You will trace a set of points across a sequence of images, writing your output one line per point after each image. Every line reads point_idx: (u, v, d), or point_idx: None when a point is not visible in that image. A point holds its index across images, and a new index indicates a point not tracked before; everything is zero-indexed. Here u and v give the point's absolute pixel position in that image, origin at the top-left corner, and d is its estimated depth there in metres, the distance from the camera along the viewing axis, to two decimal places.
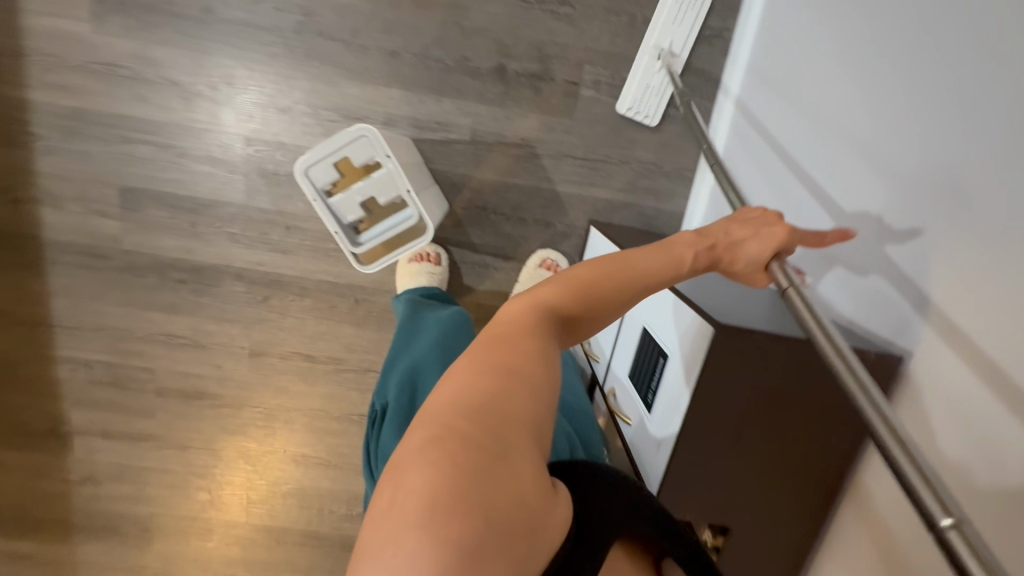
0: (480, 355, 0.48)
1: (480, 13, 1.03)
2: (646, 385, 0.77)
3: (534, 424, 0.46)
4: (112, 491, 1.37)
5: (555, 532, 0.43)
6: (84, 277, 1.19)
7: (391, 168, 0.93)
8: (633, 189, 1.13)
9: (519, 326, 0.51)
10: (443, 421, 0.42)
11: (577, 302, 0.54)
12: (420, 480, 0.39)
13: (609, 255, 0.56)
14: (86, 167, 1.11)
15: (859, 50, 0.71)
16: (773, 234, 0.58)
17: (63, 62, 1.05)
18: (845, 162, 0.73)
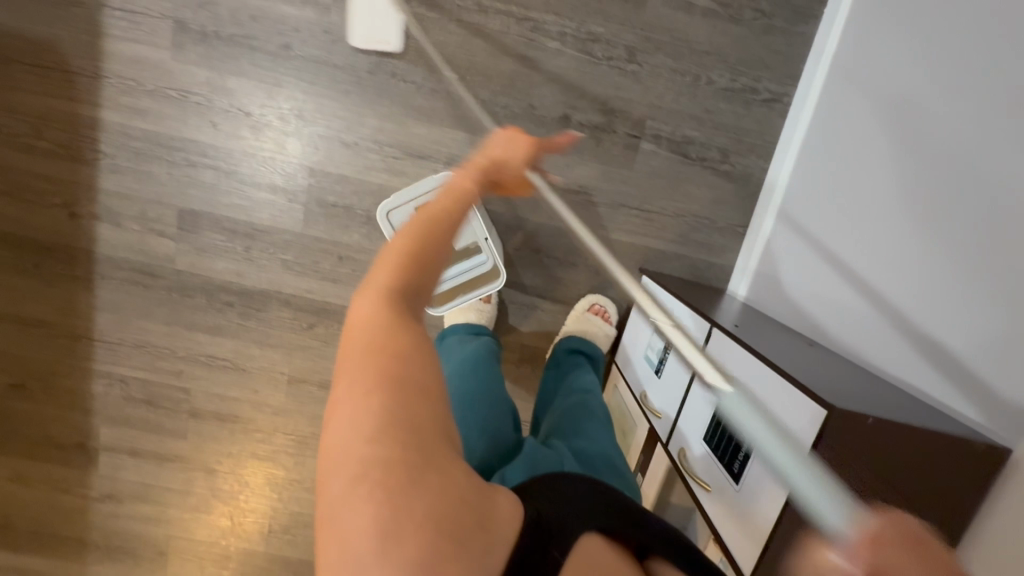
0: (357, 367, 0.41)
1: (549, 65, 1.06)
2: (732, 455, 0.76)
3: (442, 420, 0.41)
4: (133, 510, 1.35)
5: (508, 529, 0.43)
6: (132, 294, 1.19)
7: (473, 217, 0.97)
8: (685, 241, 1.15)
9: (381, 320, 0.44)
10: (355, 456, 0.38)
11: (417, 276, 0.48)
12: (357, 524, 0.36)
13: (413, 222, 0.51)
14: (148, 187, 1.13)
15: (896, 123, 0.80)
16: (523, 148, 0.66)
17: (140, 86, 1.08)
18: (896, 228, 0.78)
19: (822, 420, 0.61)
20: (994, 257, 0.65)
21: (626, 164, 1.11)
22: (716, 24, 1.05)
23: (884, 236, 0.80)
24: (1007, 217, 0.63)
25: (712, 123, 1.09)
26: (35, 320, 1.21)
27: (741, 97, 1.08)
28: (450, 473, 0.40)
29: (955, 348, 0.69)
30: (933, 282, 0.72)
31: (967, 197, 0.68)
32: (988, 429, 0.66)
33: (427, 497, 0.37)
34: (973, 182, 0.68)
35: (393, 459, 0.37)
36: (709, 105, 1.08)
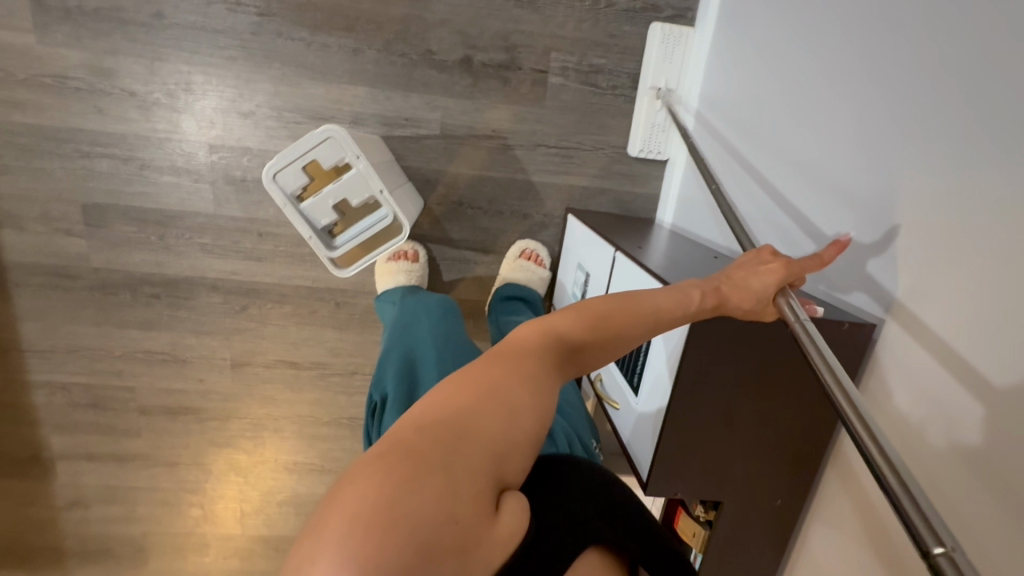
0: (462, 374, 0.48)
1: (442, 5, 1.02)
2: (632, 369, 0.78)
3: (490, 443, 0.43)
4: (103, 513, 1.35)
5: (495, 556, 0.40)
6: (52, 298, 1.15)
7: (362, 169, 0.90)
8: (608, 175, 1.13)
9: (522, 349, 0.51)
10: (396, 432, 0.42)
11: (586, 333, 0.53)
12: (352, 494, 0.37)
13: (624, 291, 0.56)
14: (45, 185, 1.08)
15: (808, 67, 0.74)
16: (773, 270, 0.58)
17: (10, 77, 1.01)
18: (802, 179, 0.75)
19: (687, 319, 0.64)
20: (869, 165, 0.64)
21: (537, 101, 1.08)
22: None
23: (788, 172, 0.78)
24: (881, 90, 0.62)
25: (619, 47, 1.05)
26: None
27: (644, 17, 1.04)
28: (464, 482, 0.40)
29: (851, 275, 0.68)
30: (822, 175, 0.71)
31: (869, 136, 0.64)
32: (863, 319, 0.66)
33: (424, 490, 0.38)
34: (873, 137, 0.63)
35: (416, 448, 0.40)
36: (613, 28, 1.04)
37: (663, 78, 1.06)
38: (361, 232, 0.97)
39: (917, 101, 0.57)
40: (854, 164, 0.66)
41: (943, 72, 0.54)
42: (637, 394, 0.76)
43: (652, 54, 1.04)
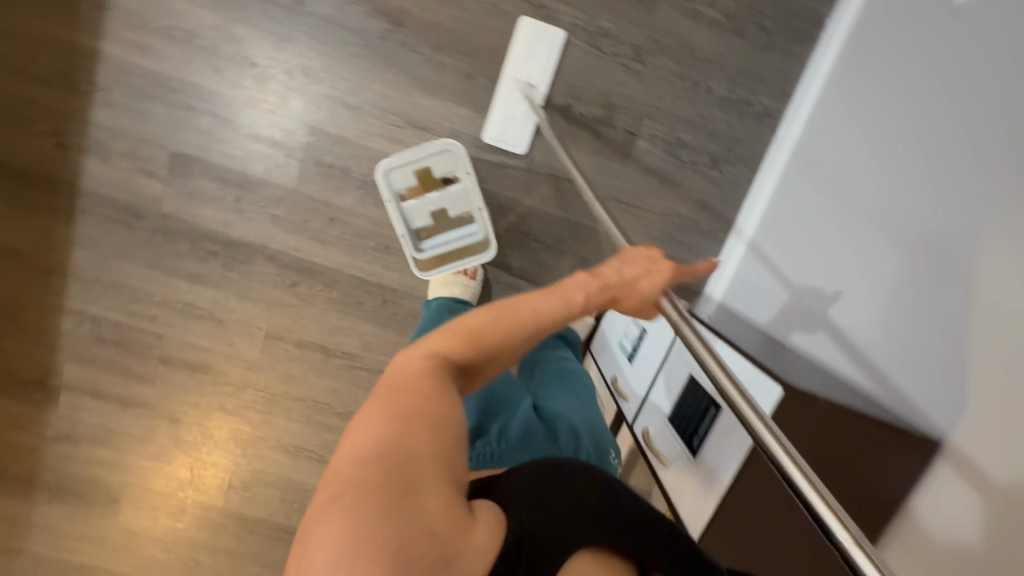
0: (377, 406, 0.51)
1: (557, 54, 1.09)
2: (692, 429, 0.85)
3: (428, 460, 0.49)
4: (89, 453, 1.33)
5: (476, 561, 0.47)
6: (113, 232, 1.17)
7: (468, 185, 1.02)
8: (668, 241, 1.19)
9: (416, 371, 0.54)
10: (348, 478, 0.46)
11: (469, 348, 0.58)
12: (326, 543, 0.43)
13: (496, 302, 0.61)
14: (143, 125, 1.12)
15: (892, 151, 0.82)
16: (661, 272, 0.71)
17: (146, 22, 1.07)
18: (877, 246, 0.81)
19: (779, 394, 0.76)
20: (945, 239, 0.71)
21: (620, 160, 1.15)
22: (721, 35, 1.09)
23: (864, 241, 0.84)
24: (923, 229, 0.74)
25: (706, 128, 1.14)
26: (5, 247, 1.18)
27: (735, 108, 1.13)
28: (422, 504, 0.46)
29: (910, 340, 0.73)
30: (867, 290, 0.82)
31: (945, 214, 0.71)
32: (924, 385, 0.70)
33: (392, 520, 0.44)
34: (950, 215, 0.71)
35: (373, 485, 0.45)
36: (703, 111, 1.13)
37: (525, 73, 1.08)
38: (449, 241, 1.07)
39: (996, 190, 0.65)
40: (908, 258, 0.75)
41: (996, 177, 0.65)
42: (698, 455, 0.83)
43: (517, 45, 1.07)
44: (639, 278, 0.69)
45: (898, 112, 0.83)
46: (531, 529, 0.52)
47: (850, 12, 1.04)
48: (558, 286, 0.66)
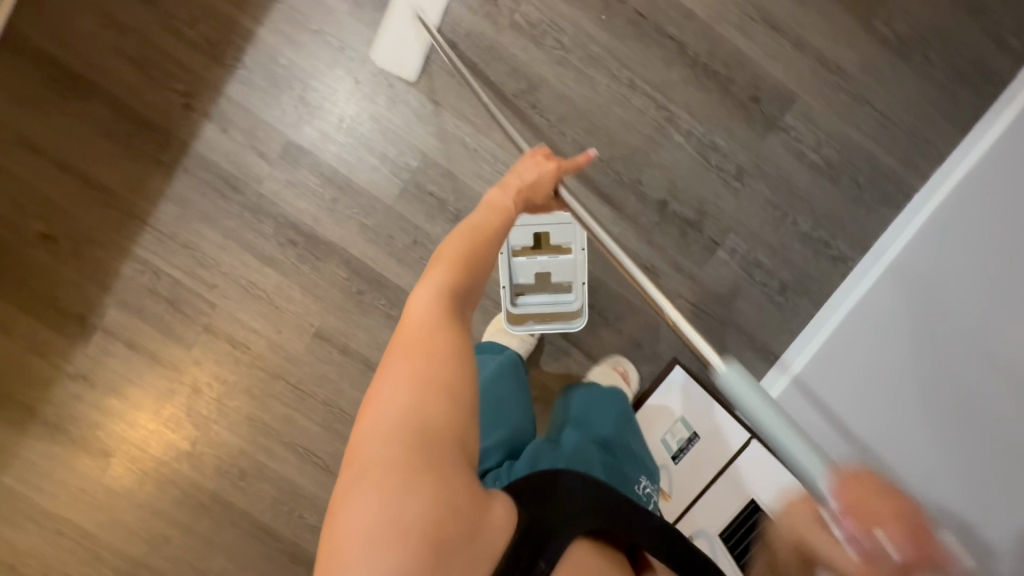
0: (396, 377, 0.58)
1: (669, 153, 1.17)
2: (743, 546, 1.13)
3: (445, 431, 0.56)
4: (101, 400, 1.30)
5: (497, 536, 0.56)
6: (205, 197, 1.20)
7: (577, 259, 1.12)
8: (722, 349, 1.24)
9: (414, 318, 0.62)
10: (371, 453, 0.54)
11: (458, 280, 0.67)
12: (364, 510, 0.52)
13: (462, 237, 0.72)
14: (269, 109, 1.16)
15: (978, 279, 0.89)
16: (549, 167, 0.86)
17: (307, 22, 1.14)
18: (958, 359, 0.86)
19: None
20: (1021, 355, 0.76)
21: (697, 263, 1.21)
22: (819, 179, 1.17)
23: (945, 354, 0.89)
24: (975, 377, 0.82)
25: (784, 256, 1.20)
26: (98, 183, 1.20)
27: (814, 246, 1.20)
28: (444, 475, 0.54)
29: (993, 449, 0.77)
30: (930, 430, 0.88)
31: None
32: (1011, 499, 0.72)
33: (416, 494, 0.52)
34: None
35: (395, 458, 0.53)
36: (785, 240, 1.20)
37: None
38: (542, 303, 1.15)
39: None
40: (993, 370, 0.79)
41: None
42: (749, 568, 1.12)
43: None
44: (548, 179, 0.84)
45: (976, 270, 0.90)
46: (538, 519, 0.60)
47: (947, 188, 1.09)
48: (491, 204, 0.79)
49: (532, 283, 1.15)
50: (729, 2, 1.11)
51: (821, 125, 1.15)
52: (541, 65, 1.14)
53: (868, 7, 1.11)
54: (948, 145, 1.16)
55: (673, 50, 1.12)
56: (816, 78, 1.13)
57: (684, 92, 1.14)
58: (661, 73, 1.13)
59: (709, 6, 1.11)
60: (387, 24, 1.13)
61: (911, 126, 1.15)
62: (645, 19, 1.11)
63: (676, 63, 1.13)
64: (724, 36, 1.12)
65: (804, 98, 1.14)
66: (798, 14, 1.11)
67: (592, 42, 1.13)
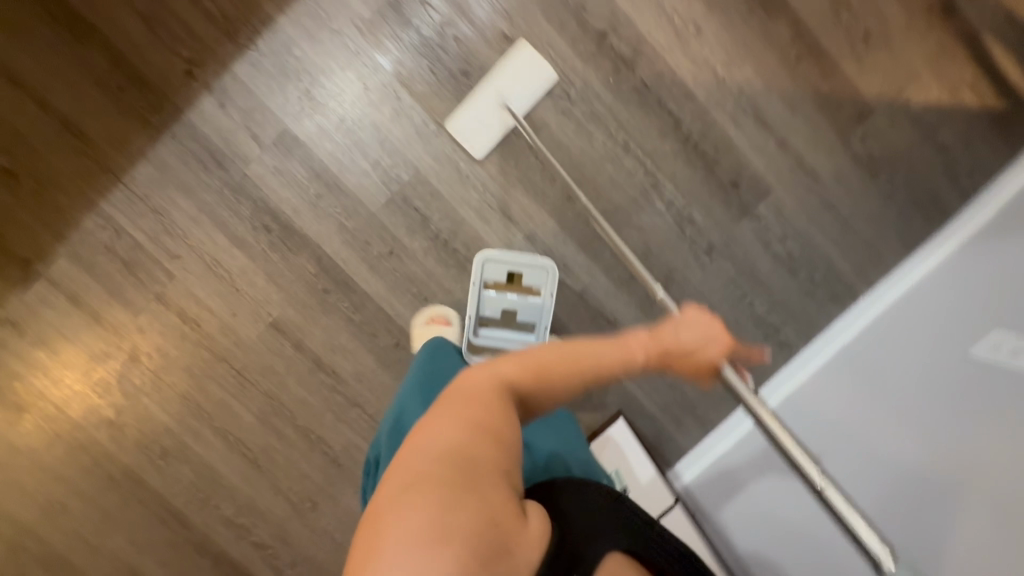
0: (451, 410, 0.61)
1: (648, 217, 1.22)
2: None
3: (494, 470, 0.58)
4: (28, 350, 1.24)
5: (532, 553, 0.58)
6: (188, 167, 1.18)
7: (543, 302, 1.19)
8: (665, 411, 1.29)
9: (481, 389, 0.63)
10: (416, 467, 0.57)
11: (533, 378, 0.66)
12: (409, 516, 0.53)
13: (559, 344, 0.69)
14: (272, 96, 1.16)
15: (922, 365, 1.00)
16: (715, 340, 0.77)
17: (328, 21, 1.15)
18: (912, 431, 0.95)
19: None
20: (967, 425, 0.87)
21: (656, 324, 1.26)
22: (779, 268, 1.26)
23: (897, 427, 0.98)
24: (931, 447, 0.91)
25: (737, 334, 1.27)
26: (78, 130, 1.17)
27: (765, 329, 1.27)
28: (486, 505, 0.56)
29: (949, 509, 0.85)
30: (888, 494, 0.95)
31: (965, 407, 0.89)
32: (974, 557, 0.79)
33: (460, 510, 0.54)
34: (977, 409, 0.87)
35: (442, 475, 0.55)
36: (740, 319, 1.27)
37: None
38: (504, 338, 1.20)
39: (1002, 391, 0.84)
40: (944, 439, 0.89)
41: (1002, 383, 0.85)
42: None
43: None
44: (701, 344, 0.76)
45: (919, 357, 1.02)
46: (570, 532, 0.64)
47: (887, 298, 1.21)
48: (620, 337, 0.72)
49: (498, 318, 1.21)
50: (727, 91, 1.19)
51: (790, 220, 1.24)
52: (545, 111, 1.19)
53: (847, 123, 1.21)
54: (895, 261, 1.26)
55: (668, 124, 1.19)
56: (792, 177, 1.22)
57: (672, 164, 1.21)
58: (654, 142, 1.20)
59: (709, 91, 1.19)
60: (468, 108, 1.16)
61: (866, 237, 1.25)
62: (649, 90, 1.18)
63: (669, 136, 1.20)
64: (717, 121, 1.20)
65: (778, 193, 1.22)
66: (786, 116, 1.20)
67: (597, 100, 1.18)
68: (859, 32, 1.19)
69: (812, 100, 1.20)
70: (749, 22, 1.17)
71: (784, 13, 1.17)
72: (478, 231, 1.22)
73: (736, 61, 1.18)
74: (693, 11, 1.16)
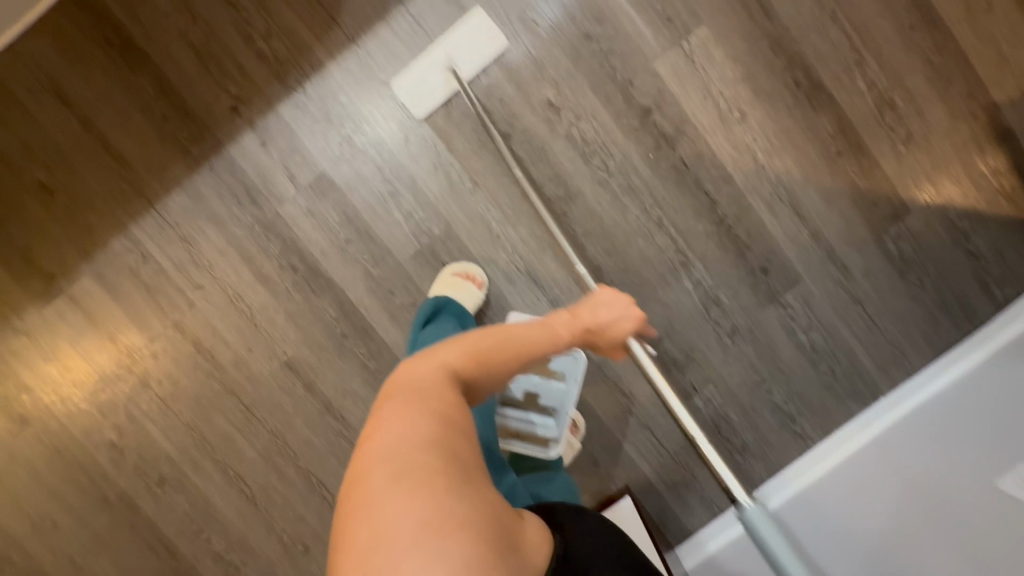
0: (409, 402, 0.59)
1: (675, 295, 1.22)
2: None
3: (470, 456, 0.57)
4: (42, 364, 1.24)
5: (535, 548, 0.59)
6: (222, 200, 1.19)
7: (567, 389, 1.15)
8: (672, 491, 1.26)
9: (431, 383, 0.61)
10: (402, 459, 0.54)
11: (472, 366, 0.65)
12: (404, 514, 0.50)
13: (490, 329, 0.68)
14: (313, 138, 1.17)
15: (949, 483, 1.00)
16: (637, 322, 0.78)
17: (377, 71, 1.16)
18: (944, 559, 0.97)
19: None
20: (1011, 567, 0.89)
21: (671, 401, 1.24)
22: (802, 359, 1.24)
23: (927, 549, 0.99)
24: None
25: (752, 419, 1.25)
26: (117, 153, 1.17)
27: (782, 419, 1.25)
28: (480, 497, 0.55)
29: None
30: None
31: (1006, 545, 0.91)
32: None
33: (461, 502, 0.52)
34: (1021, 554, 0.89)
35: (433, 467, 0.53)
36: (758, 406, 1.25)
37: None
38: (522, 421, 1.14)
39: None
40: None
41: None
42: None
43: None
44: (620, 322, 0.76)
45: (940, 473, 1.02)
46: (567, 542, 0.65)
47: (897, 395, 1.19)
48: (545, 322, 0.72)
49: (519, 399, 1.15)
50: (765, 178, 1.19)
51: (817, 312, 1.23)
52: (582, 180, 1.18)
53: (883, 221, 1.20)
54: (920, 363, 1.24)
55: (703, 205, 1.19)
56: (822, 269, 1.22)
57: (703, 245, 1.20)
58: (688, 221, 1.19)
59: (747, 176, 1.19)
60: (411, 68, 1.14)
61: (893, 336, 1.24)
62: (688, 169, 1.18)
63: (703, 217, 1.19)
64: (752, 207, 1.20)
65: (807, 284, 1.22)
66: (822, 208, 1.20)
67: (635, 174, 1.18)
68: (902, 132, 1.19)
69: (850, 195, 1.20)
70: (793, 113, 1.17)
71: (829, 107, 1.17)
72: (503, 292, 1.21)
73: (777, 149, 1.18)
74: (738, 96, 1.17)
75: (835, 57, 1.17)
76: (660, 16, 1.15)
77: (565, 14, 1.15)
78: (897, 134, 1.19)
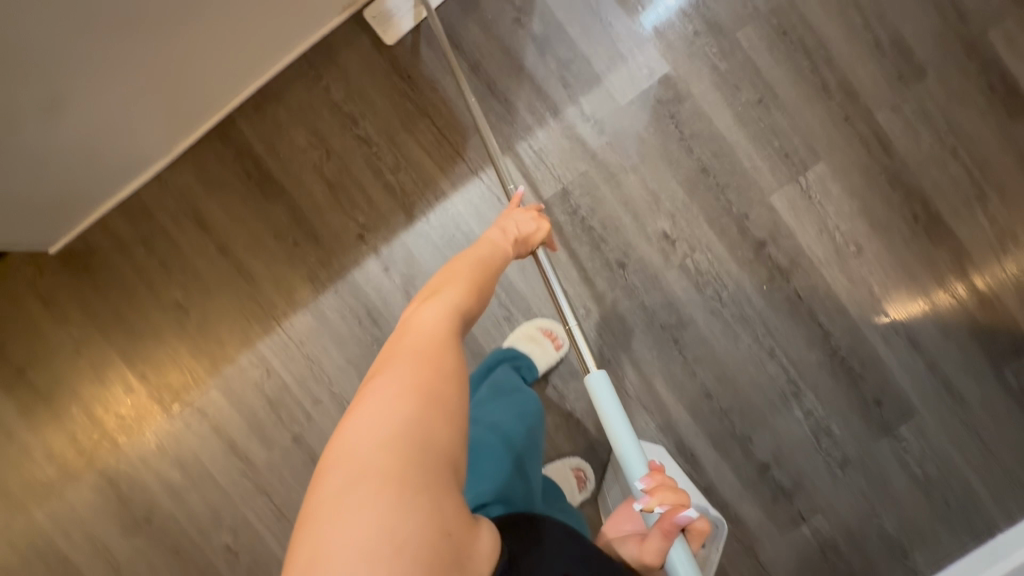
0: (392, 381, 0.48)
1: (785, 423, 1.21)
2: None
3: (450, 455, 0.47)
4: (166, 470, 1.29)
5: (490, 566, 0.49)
6: (344, 320, 1.23)
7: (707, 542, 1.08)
8: None
9: (426, 338, 0.53)
10: (360, 455, 0.44)
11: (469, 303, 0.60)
12: (355, 524, 0.41)
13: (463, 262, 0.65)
14: (433, 262, 1.21)
15: None
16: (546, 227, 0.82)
17: (498, 202, 1.21)
18: None
19: None
20: None
21: (781, 528, 1.22)
22: (915, 489, 1.21)
23: None
24: None
25: (862, 549, 1.22)
26: (248, 274, 1.24)
27: (894, 550, 1.21)
28: (441, 507, 0.44)
29: None
30: None
31: None
32: None
33: (413, 509, 0.43)
34: None
35: (395, 467, 0.44)
36: (868, 536, 1.22)
37: None
38: None
39: None
40: None
41: None
42: None
43: None
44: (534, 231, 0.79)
45: None
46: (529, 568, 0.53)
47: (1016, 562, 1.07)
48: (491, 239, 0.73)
49: None
50: (881, 310, 1.19)
51: (930, 444, 1.21)
52: (695, 308, 1.20)
53: (1002, 353, 1.19)
54: None
55: (817, 335, 1.19)
56: (938, 401, 1.20)
57: (816, 374, 1.20)
58: (800, 350, 1.20)
59: (862, 307, 1.19)
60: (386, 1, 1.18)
61: (1011, 467, 1.21)
62: (802, 301, 1.19)
63: (817, 347, 1.20)
64: (866, 337, 1.19)
65: (921, 415, 1.21)
66: (940, 340, 1.19)
67: (748, 305, 1.19)
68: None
69: (967, 327, 1.19)
70: (910, 247, 1.18)
71: (945, 242, 1.18)
72: None
73: (893, 282, 1.18)
74: (854, 230, 1.18)
75: (954, 192, 1.18)
76: (777, 153, 1.17)
77: (683, 148, 1.18)
78: (1018, 268, 1.18)
